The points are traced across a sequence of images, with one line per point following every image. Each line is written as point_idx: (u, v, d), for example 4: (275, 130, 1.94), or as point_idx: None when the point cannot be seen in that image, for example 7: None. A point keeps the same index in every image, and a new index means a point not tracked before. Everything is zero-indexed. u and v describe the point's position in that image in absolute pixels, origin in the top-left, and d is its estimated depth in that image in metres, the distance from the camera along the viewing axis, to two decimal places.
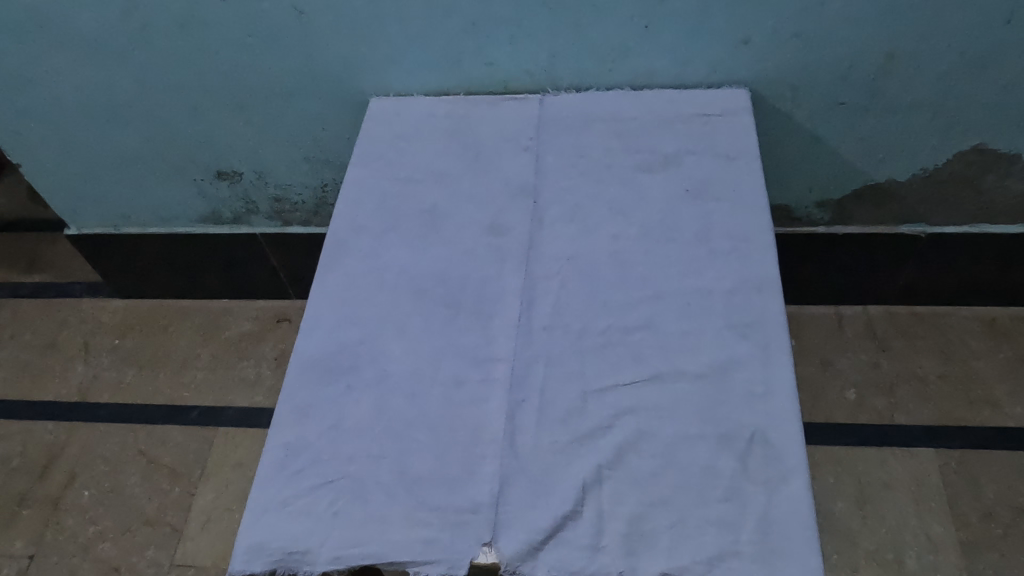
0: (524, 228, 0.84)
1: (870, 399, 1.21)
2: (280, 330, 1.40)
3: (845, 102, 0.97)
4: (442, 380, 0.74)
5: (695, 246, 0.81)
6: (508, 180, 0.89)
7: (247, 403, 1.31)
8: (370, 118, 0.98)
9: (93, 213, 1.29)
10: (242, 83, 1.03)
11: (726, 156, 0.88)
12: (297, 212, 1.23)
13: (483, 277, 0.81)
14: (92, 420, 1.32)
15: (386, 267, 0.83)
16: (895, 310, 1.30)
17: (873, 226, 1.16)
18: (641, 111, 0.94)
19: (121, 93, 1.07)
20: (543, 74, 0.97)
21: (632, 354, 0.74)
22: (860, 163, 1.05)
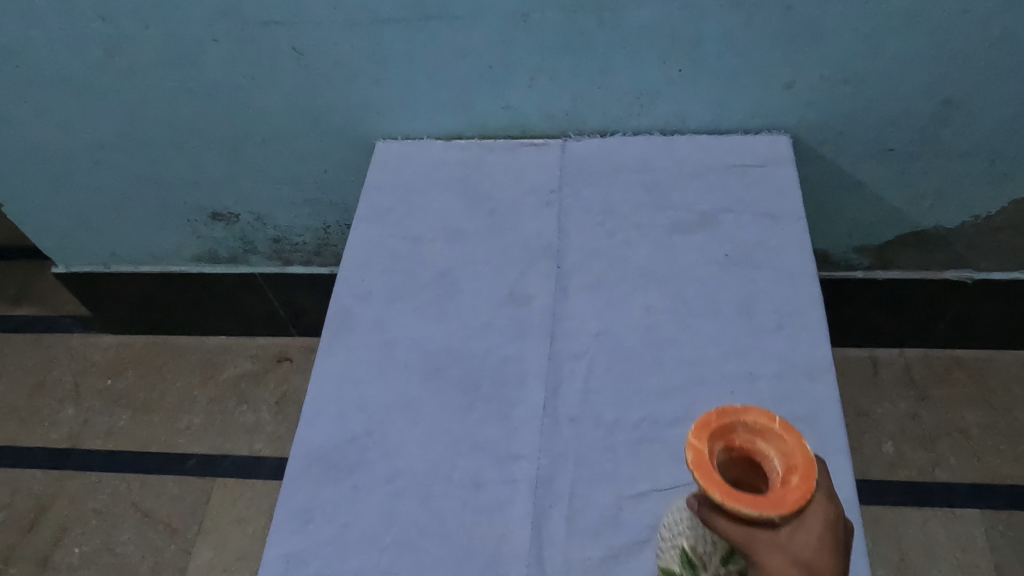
0: (547, 298, 0.77)
1: (909, 453, 1.13)
2: (280, 371, 1.32)
3: (895, 148, 0.89)
4: (459, 480, 0.66)
5: (737, 323, 0.73)
6: (528, 241, 0.81)
7: (246, 452, 1.24)
8: (376, 166, 0.90)
9: (81, 252, 1.21)
10: (237, 124, 0.95)
11: (768, 216, 0.80)
12: (297, 252, 1.16)
13: (502, 356, 0.73)
14: (84, 469, 1.25)
15: (395, 343, 0.75)
16: (934, 354, 1.22)
17: (915, 271, 1.08)
18: (673, 160, 0.86)
19: (107, 134, 0.99)
20: (565, 118, 0.88)
21: (671, 452, 0.66)
22: (907, 210, 0.97)
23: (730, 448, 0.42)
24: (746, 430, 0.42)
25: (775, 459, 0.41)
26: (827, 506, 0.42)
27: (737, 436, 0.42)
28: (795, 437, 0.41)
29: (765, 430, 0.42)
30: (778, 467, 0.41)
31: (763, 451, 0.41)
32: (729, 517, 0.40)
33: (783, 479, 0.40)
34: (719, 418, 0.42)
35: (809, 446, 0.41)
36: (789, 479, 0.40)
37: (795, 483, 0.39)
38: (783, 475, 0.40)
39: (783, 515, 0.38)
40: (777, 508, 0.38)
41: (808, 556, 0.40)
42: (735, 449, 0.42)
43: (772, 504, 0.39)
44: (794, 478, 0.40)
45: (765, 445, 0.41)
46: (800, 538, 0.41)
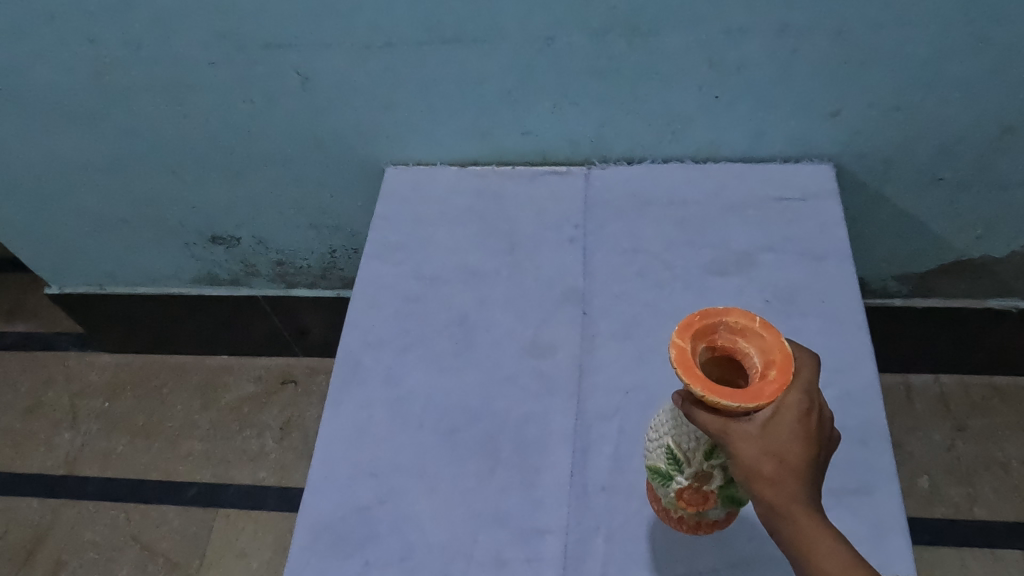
0: (573, 348, 0.71)
1: (945, 488, 1.08)
2: (285, 394, 1.27)
3: (946, 178, 0.82)
4: (480, 558, 0.61)
5: None
6: (551, 283, 0.75)
7: (250, 481, 1.19)
8: (385, 196, 0.84)
9: (75, 274, 1.16)
10: (237, 149, 0.89)
11: (811, 256, 0.74)
12: (302, 275, 1.10)
13: (525, 414, 0.67)
14: (80, 498, 1.20)
15: (408, 398, 0.70)
16: (972, 381, 1.16)
17: (957, 299, 1.02)
18: (706, 193, 0.80)
19: (98, 158, 0.93)
20: (590, 145, 0.82)
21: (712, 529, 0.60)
22: (954, 240, 0.91)
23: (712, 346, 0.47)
24: (728, 331, 0.47)
25: (756, 355, 0.46)
26: (804, 395, 0.46)
27: (719, 336, 0.47)
28: (773, 334, 0.46)
29: (745, 330, 0.46)
30: (757, 362, 0.45)
31: (744, 348, 0.46)
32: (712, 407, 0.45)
33: (763, 372, 0.45)
34: (702, 319, 0.46)
35: (786, 342, 0.45)
36: (767, 373, 0.45)
37: (772, 375, 0.44)
38: (762, 369, 0.45)
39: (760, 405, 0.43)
40: (752, 397, 0.43)
41: (783, 441, 0.45)
42: (719, 347, 0.47)
43: (751, 395, 0.44)
44: (771, 371, 0.45)
45: (745, 343, 0.46)
46: (774, 429, 0.45)
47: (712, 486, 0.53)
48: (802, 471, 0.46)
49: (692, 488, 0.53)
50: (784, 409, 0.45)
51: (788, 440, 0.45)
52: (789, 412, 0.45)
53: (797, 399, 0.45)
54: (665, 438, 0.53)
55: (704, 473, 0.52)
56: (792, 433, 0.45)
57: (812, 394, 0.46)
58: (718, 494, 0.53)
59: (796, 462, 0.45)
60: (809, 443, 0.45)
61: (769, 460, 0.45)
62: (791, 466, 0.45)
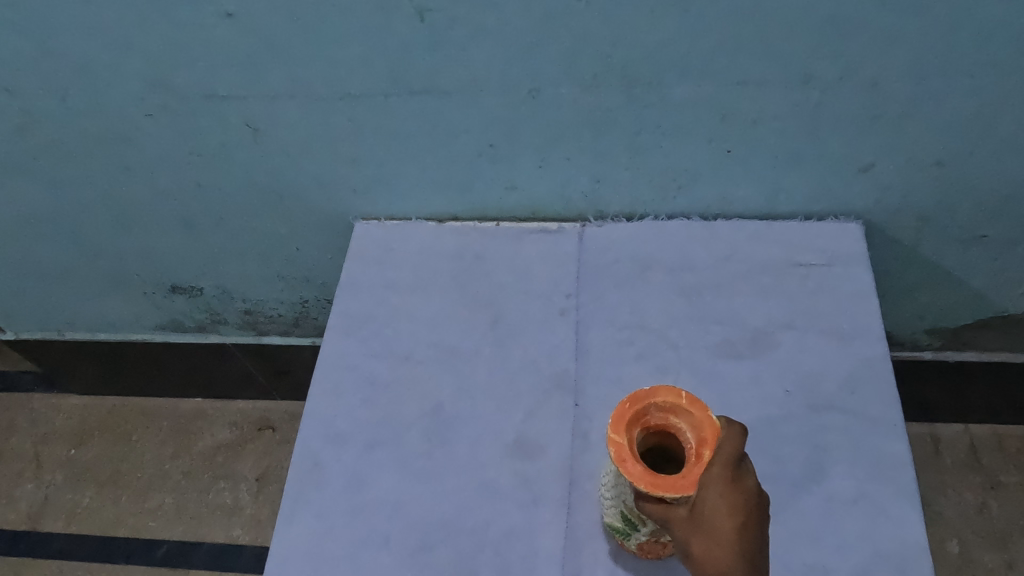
0: (563, 448, 0.61)
1: (978, 554, 0.98)
2: (262, 442, 1.19)
3: (990, 235, 0.72)
4: None
5: (803, 490, 0.58)
6: (539, 366, 0.66)
7: (223, 539, 1.11)
8: (354, 257, 0.75)
9: (30, 320, 1.07)
10: (189, 200, 0.80)
11: (837, 336, 0.64)
12: (273, 324, 1.01)
13: (507, 530, 0.58)
14: (43, 557, 1.12)
15: (374, 508, 0.61)
16: (1006, 431, 1.07)
17: (993, 352, 0.92)
18: (716, 256, 0.70)
19: (38, 210, 0.84)
20: (583, 200, 0.72)
21: None
22: (995, 296, 0.81)
23: (646, 428, 0.45)
24: (659, 410, 0.45)
25: (689, 432, 0.44)
26: (726, 465, 0.42)
27: (651, 416, 0.45)
28: (702, 409, 0.44)
29: (676, 408, 0.45)
30: (691, 439, 0.44)
31: (678, 425, 0.45)
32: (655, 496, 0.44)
33: (696, 451, 0.43)
34: (632, 404, 0.45)
35: (715, 416, 0.44)
36: (701, 453, 0.43)
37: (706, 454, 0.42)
38: (696, 448, 0.43)
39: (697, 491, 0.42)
40: (690, 484, 0.42)
41: (710, 520, 0.41)
42: (653, 428, 0.45)
43: (686, 480, 0.42)
44: (706, 451, 0.43)
45: (678, 420, 0.45)
46: (700, 508, 0.41)
47: (667, 537, 0.49)
48: (739, 555, 0.41)
49: (651, 540, 0.50)
50: (707, 486, 0.41)
51: (716, 519, 0.41)
52: (712, 488, 0.41)
53: (718, 474, 0.41)
54: (615, 497, 0.50)
55: (659, 529, 0.49)
56: (717, 510, 0.41)
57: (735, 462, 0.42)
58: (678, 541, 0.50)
59: (726, 540, 0.41)
60: (738, 516, 0.41)
61: (700, 543, 0.41)
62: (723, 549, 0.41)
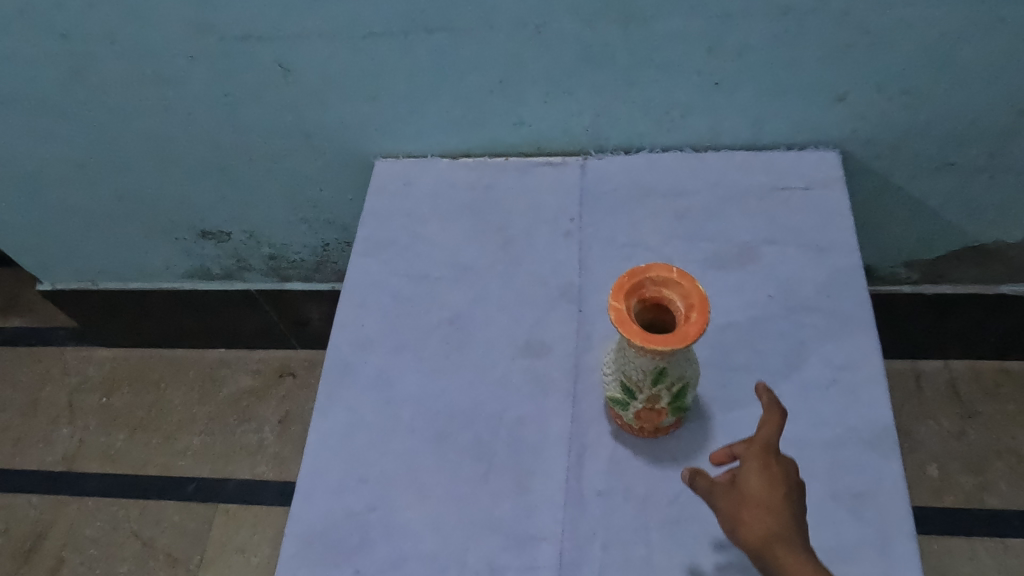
0: (569, 348, 0.69)
1: (956, 477, 1.06)
2: (283, 387, 1.26)
3: (958, 163, 0.79)
4: (472, 566, 0.60)
5: (784, 379, 0.65)
6: (546, 279, 0.73)
7: (249, 476, 1.18)
8: (376, 190, 0.82)
9: (66, 269, 1.14)
10: (222, 142, 0.87)
11: (815, 248, 0.71)
12: (295, 269, 1.08)
13: (519, 417, 0.66)
14: (80, 494, 1.19)
15: (400, 402, 0.68)
16: (983, 366, 1.13)
17: (968, 285, 0.98)
18: (707, 182, 0.77)
19: (82, 153, 0.91)
20: (585, 134, 0.79)
21: (712, 535, 0.59)
22: (966, 225, 0.88)
23: (642, 299, 0.52)
24: (653, 283, 0.52)
25: (678, 301, 0.52)
26: (764, 443, 0.51)
27: (646, 289, 0.52)
28: (691, 281, 0.52)
29: (668, 281, 0.52)
30: (681, 307, 0.52)
31: (669, 296, 0.52)
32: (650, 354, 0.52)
33: (686, 315, 0.51)
34: (630, 279, 0.52)
35: (701, 287, 0.51)
36: (691, 317, 0.51)
37: (694, 317, 0.50)
38: (686, 314, 0.51)
39: (687, 346, 0.50)
40: (683, 340, 0.49)
41: (754, 493, 0.49)
42: (647, 299, 0.53)
43: (678, 338, 0.50)
44: (694, 315, 0.51)
45: (670, 292, 0.52)
46: (744, 483, 0.50)
47: (662, 403, 0.57)
48: (782, 519, 0.48)
49: (648, 408, 0.57)
50: (748, 467, 0.50)
51: (758, 494, 0.49)
52: (751, 468, 0.50)
53: (757, 454, 0.50)
54: (616, 371, 0.57)
55: (655, 394, 0.56)
56: (757, 485, 0.50)
57: (772, 444, 0.51)
58: (669, 407, 0.57)
59: (770, 508, 0.49)
60: (780, 488, 0.49)
61: (749, 513, 0.49)
62: (770, 517, 0.49)
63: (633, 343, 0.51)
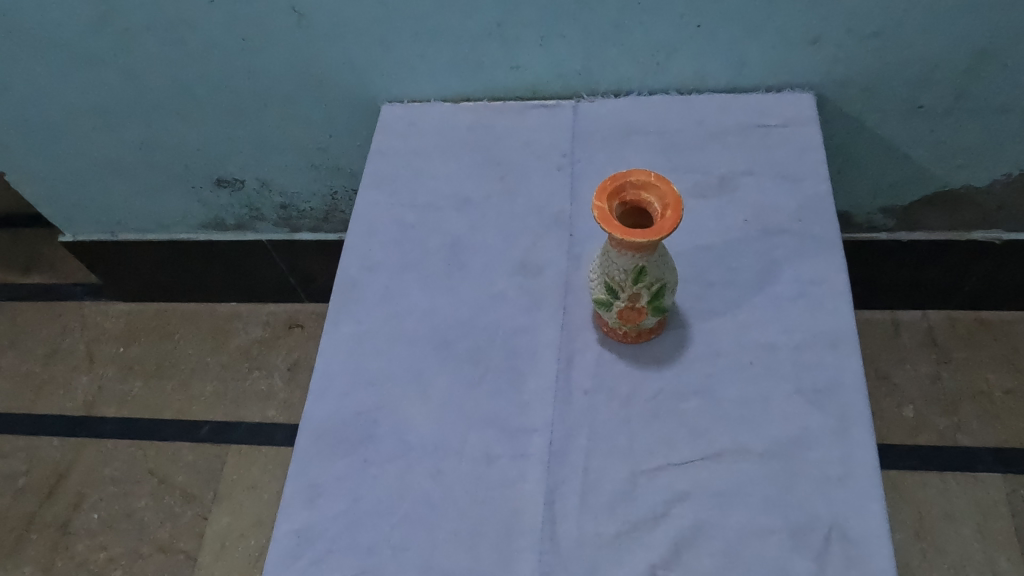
0: (560, 267, 0.74)
1: (930, 417, 1.11)
2: (292, 338, 1.32)
3: (926, 106, 0.85)
4: (469, 455, 0.65)
5: (757, 293, 0.71)
6: (540, 207, 0.79)
7: (259, 418, 1.24)
8: (382, 131, 0.88)
9: (87, 219, 1.20)
10: (238, 88, 0.93)
11: (789, 178, 0.77)
12: (305, 219, 1.14)
13: (514, 326, 0.71)
14: (99, 435, 1.25)
15: (404, 315, 0.74)
16: (959, 316, 1.19)
17: (942, 232, 1.04)
18: (690, 121, 0.83)
19: (107, 100, 0.98)
20: (578, 78, 0.85)
21: (688, 425, 0.65)
22: (936, 169, 0.93)
23: (623, 201, 0.58)
24: (633, 187, 0.58)
25: (656, 203, 0.57)
26: None
27: (627, 192, 0.58)
28: (666, 184, 0.57)
29: (646, 184, 0.58)
30: (657, 207, 0.57)
31: (647, 199, 0.58)
32: (630, 248, 0.58)
33: (662, 213, 0.57)
34: (612, 182, 0.58)
35: (676, 189, 0.57)
36: (666, 214, 0.56)
37: (669, 214, 0.56)
38: (661, 212, 0.57)
39: (662, 237, 0.55)
40: (658, 232, 0.55)
41: None
42: (627, 201, 0.58)
43: (654, 231, 0.56)
44: (669, 212, 0.56)
45: (648, 195, 0.58)
46: None
47: (642, 303, 0.62)
48: None
49: (629, 307, 0.63)
50: None
51: None
52: None
53: None
54: (600, 273, 0.63)
55: (636, 294, 0.62)
56: None
57: None
58: (649, 308, 0.63)
59: None
60: None
61: None
62: None
63: (614, 238, 0.57)
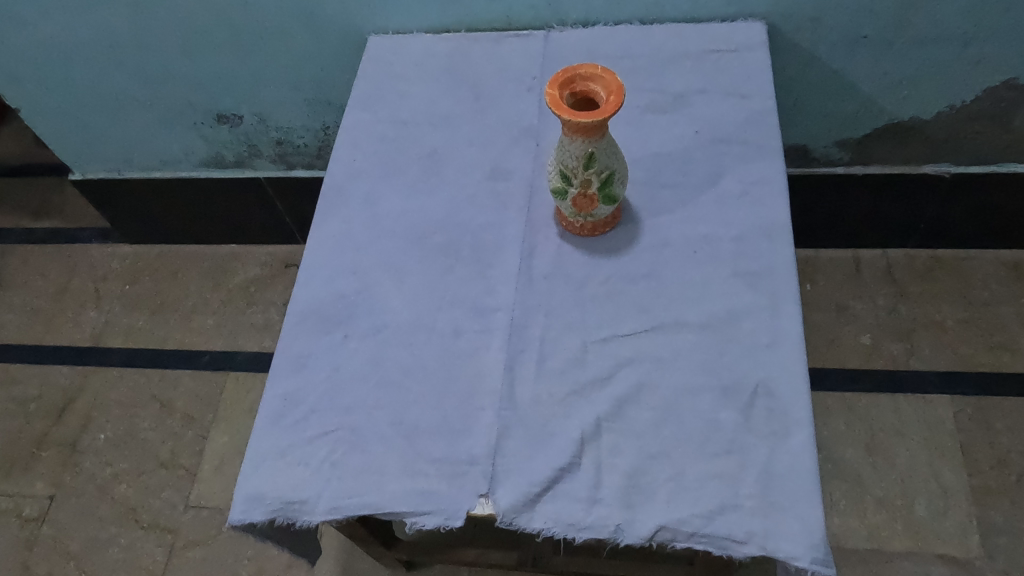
0: (527, 172, 0.82)
1: (886, 345, 1.18)
2: (288, 276, 1.40)
3: (869, 35, 0.92)
4: (439, 330, 0.73)
5: (704, 192, 0.78)
6: (510, 122, 0.86)
7: (256, 348, 1.32)
8: (368, 58, 0.95)
9: (96, 158, 1.28)
10: (236, 21, 1.00)
11: (738, 95, 0.84)
12: (300, 155, 1.22)
13: (483, 223, 0.79)
14: (106, 364, 1.33)
15: (384, 214, 0.81)
16: (916, 254, 1.26)
17: (895, 166, 1.11)
18: (650, 46, 0.90)
19: (115, 35, 1.05)
20: (549, 8, 0.93)
21: (635, 303, 0.72)
22: (884, 100, 1.00)
23: (573, 92, 0.65)
24: (582, 79, 0.65)
25: (602, 92, 0.65)
26: None
27: (577, 84, 0.65)
28: (611, 75, 0.64)
29: (593, 76, 0.65)
30: (603, 95, 0.64)
31: (595, 89, 0.65)
32: (579, 131, 0.65)
33: (607, 99, 0.64)
34: (563, 74, 0.65)
35: (620, 79, 0.64)
36: (610, 100, 0.64)
37: (613, 99, 0.63)
38: (607, 98, 0.64)
39: (606, 118, 0.63)
40: (602, 113, 0.62)
41: None
42: (577, 92, 0.66)
43: (599, 113, 0.63)
44: (613, 98, 0.64)
45: (595, 85, 0.65)
46: None
47: (593, 190, 0.70)
48: None
49: (581, 194, 0.70)
50: None
51: None
52: None
53: None
54: (556, 163, 0.70)
55: (587, 181, 0.69)
56: None
57: None
58: (599, 194, 0.70)
59: None
60: None
61: None
62: None
63: (565, 122, 0.64)
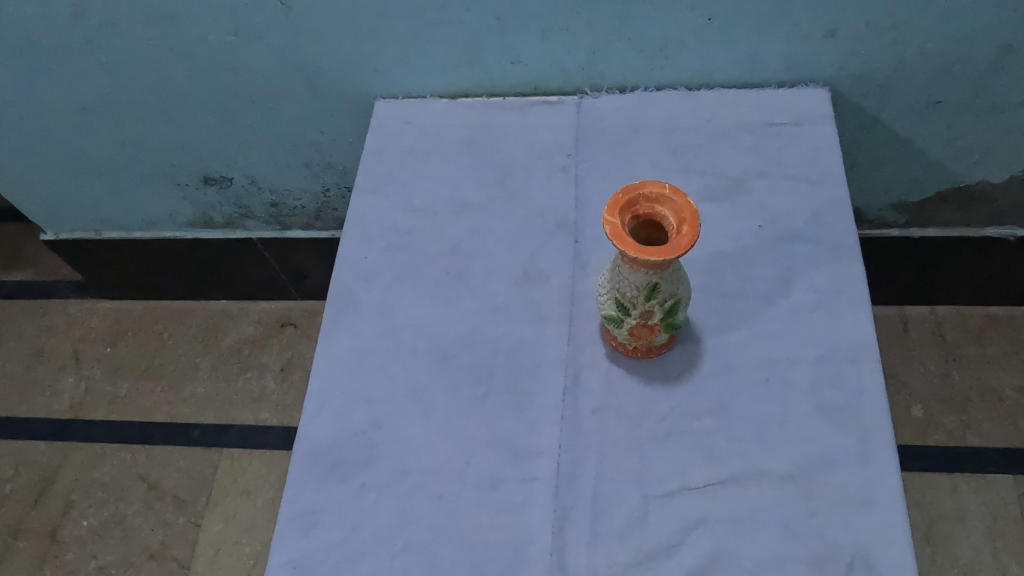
0: (566, 275, 0.71)
1: (940, 417, 1.09)
2: (284, 336, 1.29)
3: (944, 101, 0.81)
4: (473, 479, 0.62)
5: (773, 304, 0.67)
6: (543, 211, 0.75)
7: (252, 421, 1.21)
8: (377, 130, 0.84)
9: (70, 218, 1.16)
10: (224, 83, 0.89)
11: (803, 180, 0.73)
12: (296, 216, 1.11)
13: (518, 340, 0.68)
14: (87, 440, 1.22)
15: (401, 328, 0.70)
16: (968, 311, 1.16)
17: (955, 228, 1.01)
18: (700, 119, 0.79)
19: (84, 97, 0.93)
20: (582, 73, 0.82)
21: (702, 447, 0.62)
22: (952, 165, 0.90)
23: (636, 216, 0.55)
24: (646, 201, 0.55)
25: (671, 217, 0.54)
26: None
27: (640, 207, 0.55)
28: (682, 197, 0.54)
29: (660, 197, 0.54)
30: (673, 222, 0.54)
31: (662, 212, 0.54)
32: (644, 264, 0.54)
33: (678, 229, 0.53)
34: (624, 195, 0.54)
35: (692, 202, 0.53)
36: (682, 230, 0.53)
37: (686, 230, 0.52)
38: (677, 227, 0.53)
39: (679, 255, 0.51)
40: (674, 250, 0.51)
41: None
42: (641, 216, 0.55)
43: (670, 249, 0.52)
44: (685, 228, 0.53)
45: (663, 209, 0.54)
46: None
47: (655, 319, 0.59)
48: None
49: (641, 324, 0.60)
50: None
51: None
52: None
53: None
54: (610, 288, 0.60)
55: (648, 310, 0.59)
56: None
57: None
58: (661, 323, 0.60)
59: None
60: None
61: None
62: None
63: (628, 255, 0.53)
